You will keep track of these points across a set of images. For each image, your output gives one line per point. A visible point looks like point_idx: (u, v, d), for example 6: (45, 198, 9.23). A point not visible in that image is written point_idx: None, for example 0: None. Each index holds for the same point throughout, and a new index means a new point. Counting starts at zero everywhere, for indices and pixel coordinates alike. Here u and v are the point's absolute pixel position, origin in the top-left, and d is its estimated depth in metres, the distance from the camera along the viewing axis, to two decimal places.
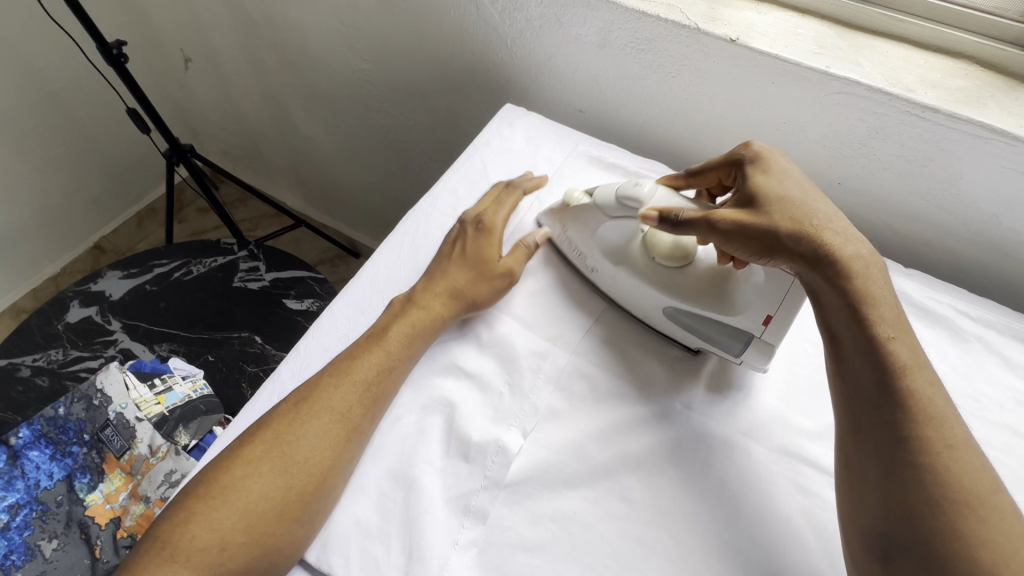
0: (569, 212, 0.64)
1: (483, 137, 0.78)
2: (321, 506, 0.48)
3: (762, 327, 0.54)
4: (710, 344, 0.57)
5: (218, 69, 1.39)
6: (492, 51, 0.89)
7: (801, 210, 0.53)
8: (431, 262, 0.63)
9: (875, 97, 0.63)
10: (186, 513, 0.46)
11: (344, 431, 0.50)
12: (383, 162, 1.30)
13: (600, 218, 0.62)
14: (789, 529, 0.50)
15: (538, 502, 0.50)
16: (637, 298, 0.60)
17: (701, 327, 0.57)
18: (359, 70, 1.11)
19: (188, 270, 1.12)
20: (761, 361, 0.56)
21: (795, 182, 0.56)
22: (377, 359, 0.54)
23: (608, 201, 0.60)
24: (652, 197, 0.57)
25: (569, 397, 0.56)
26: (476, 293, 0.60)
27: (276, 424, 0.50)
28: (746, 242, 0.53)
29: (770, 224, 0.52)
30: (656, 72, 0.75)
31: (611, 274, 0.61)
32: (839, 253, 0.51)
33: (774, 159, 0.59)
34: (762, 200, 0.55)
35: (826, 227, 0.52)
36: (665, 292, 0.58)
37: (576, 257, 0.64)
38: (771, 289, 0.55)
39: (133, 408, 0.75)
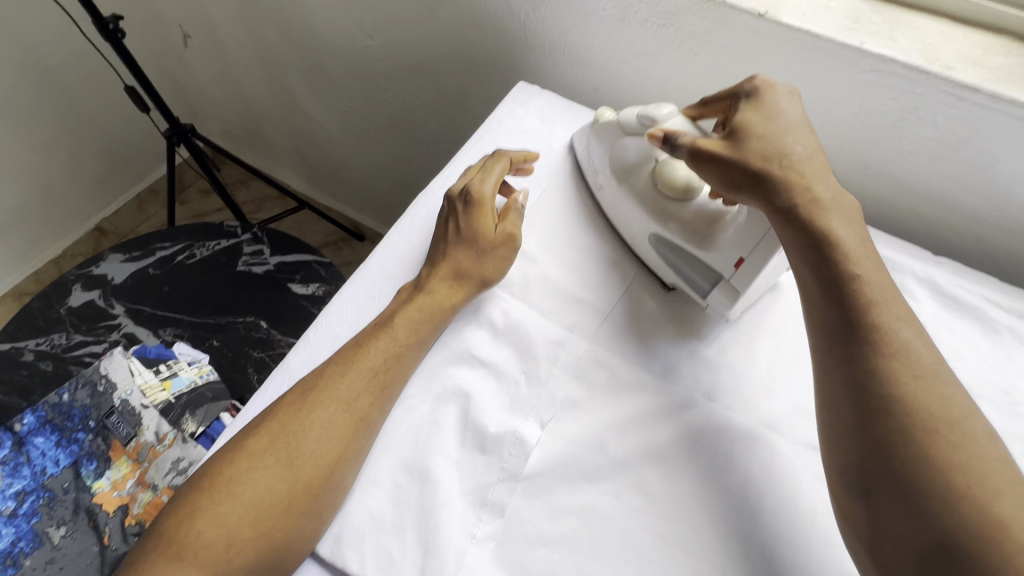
0: (596, 126, 0.66)
1: (495, 117, 0.75)
2: (330, 498, 0.47)
3: (732, 270, 0.55)
4: (683, 281, 0.58)
5: (218, 46, 1.35)
6: (504, 26, 0.85)
7: (776, 150, 0.51)
8: (432, 245, 0.61)
9: (911, 75, 0.60)
10: (193, 507, 0.45)
11: (351, 421, 0.49)
12: (388, 143, 1.27)
13: (618, 133, 0.63)
14: (816, 525, 0.48)
15: (557, 496, 0.49)
16: (630, 222, 0.61)
17: (679, 262, 0.58)
18: (364, 47, 1.07)
19: (191, 253, 1.10)
20: (724, 306, 0.56)
21: (784, 121, 0.53)
22: (384, 347, 0.52)
23: (629, 120, 0.62)
24: (667, 119, 0.57)
25: (587, 388, 0.55)
26: (487, 271, 0.58)
27: (281, 415, 0.49)
28: (716, 173, 0.53)
29: (740, 158, 0.52)
30: (677, 49, 0.72)
31: (613, 195, 0.63)
32: (798, 198, 0.49)
33: (773, 95, 0.55)
34: (743, 135, 0.52)
35: (795, 167, 0.51)
36: (654, 219, 0.59)
37: (591, 171, 0.67)
38: (749, 232, 0.54)
39: (139, 394, 0.73)
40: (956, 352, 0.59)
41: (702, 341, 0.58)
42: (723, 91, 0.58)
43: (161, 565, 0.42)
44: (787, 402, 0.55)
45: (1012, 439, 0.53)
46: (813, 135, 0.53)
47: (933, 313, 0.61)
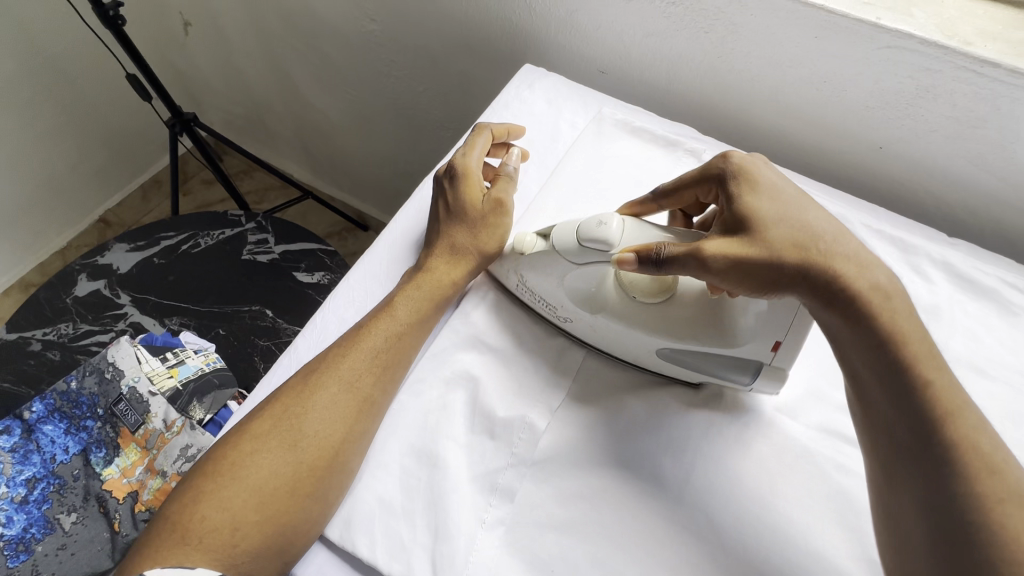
0: (524, 261, 0.54)
1: (501, 100, 0.74)
2: (335, 480, 0.46)
3: (771, 355, 0.49)
4: (714, 378, 0.52)
5: (219, 33, 1.33)
6: (510, 7, 0.83)
7: (805, 233, 0.46)
8: (430, 225, 0.60)
9: (929, 51, 0.58)
10: (198, 491, 0.45)
11: (355, 403, 0.48)
12: (391, 130, 1.26)
13: (563, 266, 0.52)
14: (829, 510, 0.48)
15: (567, 481, 0.49)
16: (626, 342, 0.53)
17: (705, 367, 0.51)
18: (366, 32, 1.06)
19: (196, 243, 1.10)
20: (773, 387, 0.51)
21: (788, 200, 0.48)
22: (387, 329, 0.52)
23: (569, 247, 0.51)
24: (622, 238, 0.49)
25: (596, 373, 0.54)
26: (484, 242, 0.57)
27: (284, 398, 0.48)
28: (745, 279, 0.46)
29: (772, 254, 0.45)
30: (686, 28, 0.70)
31: (589, 323, 0.53)
32: (854, 285, 0.44)
33: (757, 172, 0.50)
34: (755, 225, 0.47)
35: (835, 253, 0.45)
36: (658, 334, 0.51)
37: (542, 306, 0.55)
38: (777, 316, 0.49)
39: (146, 382, 0.73)
40: (971, 335, 0.58)
41: None
42: (697, 173, 0.54)
43: (167, 550, 0.42)
44: (798, 385, 0.54)
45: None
46: (821, 207, 0.49)
47: (948, 296, 0.60)
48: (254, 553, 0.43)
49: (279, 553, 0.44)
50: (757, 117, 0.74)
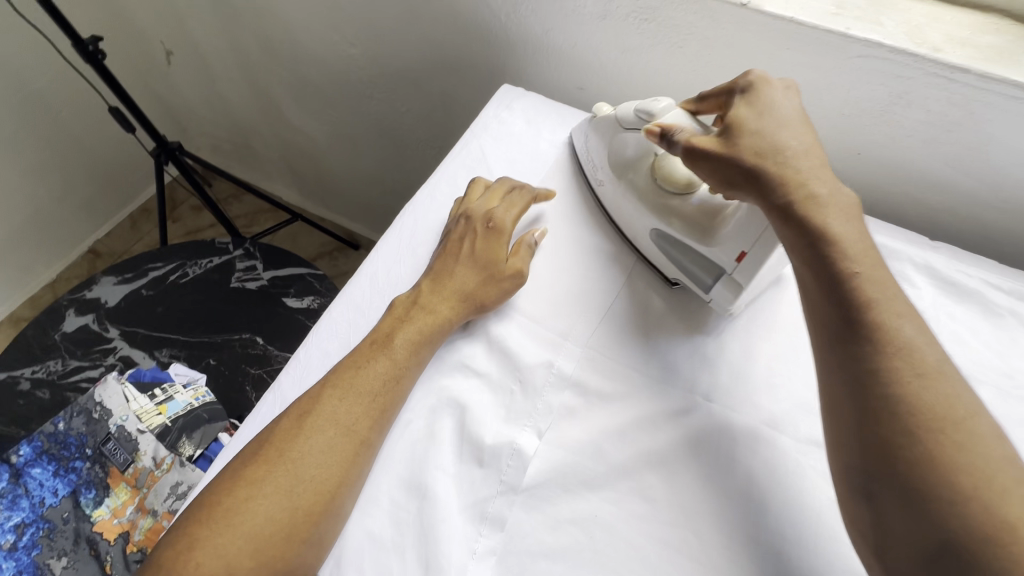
0: (595, 123, 0.65)
1: (481, 121, 0.74)
2: (331, 525, 0.45)
3: (733, 264, 0.53)
4: (685, 274, 0.58)
5: (202, 62, 1.34)
6: (486, 29, 0.84)
7: (767, 143, 0.49)
8: (437, 259, 0.60)
9: (899, 60, 0.58)
10: (190, 539, 0.43)
11: (352, 446, 0.47)
12: (376, 150, 1.26)
13: (617, 129, 0.62)
14: (821, 524, 0.47)
15: (557, 506, 0.48)
16: (631, 220, 0.61)
17: (681, 256, 0.58)
18: (346, 56, 1.06)
19: (184, 273, 1.09)
20: (726, 301, 0.56)
21: (778, 116, 0.51)
22: (381, 367, 0.51)
23: (626, 115, 0.60)
24: (665, 112, 0.57)
25: (584, 395, 0.54)
26: (483, 295, 0.56)
27: (279, 441, 0.47)
28: (714, 170, 0.51)
29: (732, 153, 0.49)
30: (660, 44, 0.71)
31: (612, 190, 0.63)
32: (796, 195, 0.47)
33: (769, 90, 0.52)
34: (735, 130, 0.50)
35: (790, 163, 0.48)
36: (654, 215, 0.58)
37: (591, 167, 0.66)
38: (750, 225, 0.52)
39: (134, 420, 0.73)
40: (957, 338, 0.58)
41: (697, 342, 0.57)
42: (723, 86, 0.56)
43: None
44: (789, 398, 0.54)
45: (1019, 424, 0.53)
46: (813, 132, 0.51)
47: (932, 299, 0.60)
48: None
49: None
50: None
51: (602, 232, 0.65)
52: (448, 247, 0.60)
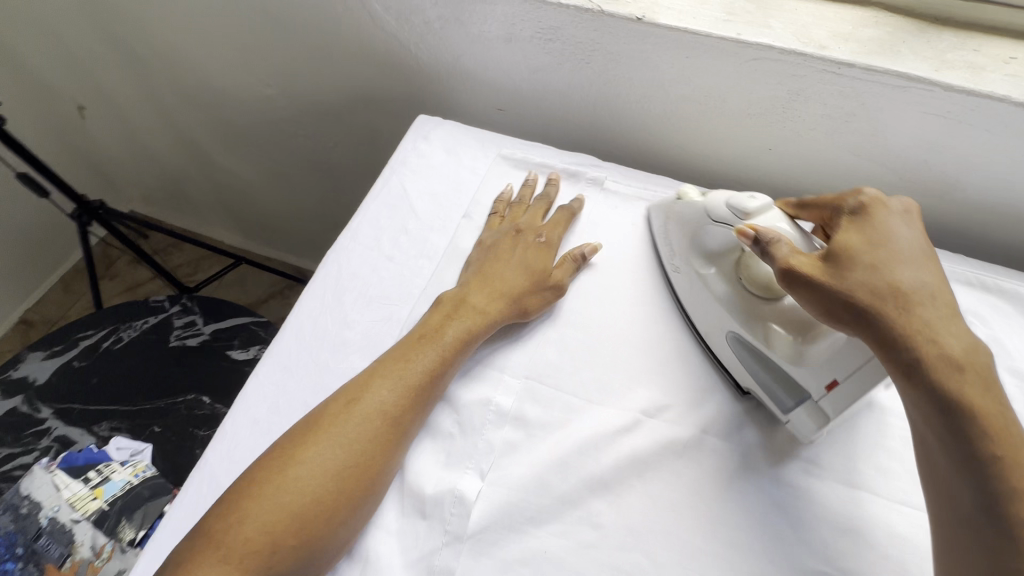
0: (677, 209, 0.61)
1: (399, 156, 0.72)
2: (367, 508, 0.47)
3: (822, 392, 0.48)
4: (762, 390, 0.53)
5: (118, 113, 1.28)
6: (398, 60, 0.83)
7: (885, 282, 0.45)
8: (489, 258, 0.61)
9: (790, 59, 0.60)
10: (238, 510, 0.44)
11: (394, 436, 0.49)
12: (311, 186, 1.23)
13: (704, 221, 0.58)
14: (765, 525, 0.49)
15: (506, 548, 0.47)
16: (706, 315, 0.57)
17: (760, 369, 0.53)
18: (264, 96, 1.04)
19: (118, 337, 1.04)
20: (806, 428, 0.50)
21: (896, 249, 0.47)
22: (427, 358, 0.52)
23: (715, 205, 0.56)
24: (758, 215, 0.53)
25: (525, 427, 0.53)
26: (530, 302, 0.58)
27: (328, 424, 0.48)
28: (815, 299, 0.47)
29: (844, 288, 0.45)
30: (568, 61, 0.71)
31: (691, 278, 0.59)
32: (925, 351, 0.42)
33: (885, 216, 0.50)
34: (849, 260, 0.47)
35: (913, 310, 0.44)
36: (733, 316, 0.54)
37: (667, 253, 0.62)
38: (849, 355, 0.47)
39: (68, 509, 0.70)
40: None
41: (635, 358, 0.57)
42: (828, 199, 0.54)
43: (204, 566, 0.42)
44: (725, 403, 0.54)
45: None
46: (936, 271, 0.47)
47: None
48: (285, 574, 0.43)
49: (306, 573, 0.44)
50: (651, 137, 0.76)
51: None
52: (497, 256, 0.61)
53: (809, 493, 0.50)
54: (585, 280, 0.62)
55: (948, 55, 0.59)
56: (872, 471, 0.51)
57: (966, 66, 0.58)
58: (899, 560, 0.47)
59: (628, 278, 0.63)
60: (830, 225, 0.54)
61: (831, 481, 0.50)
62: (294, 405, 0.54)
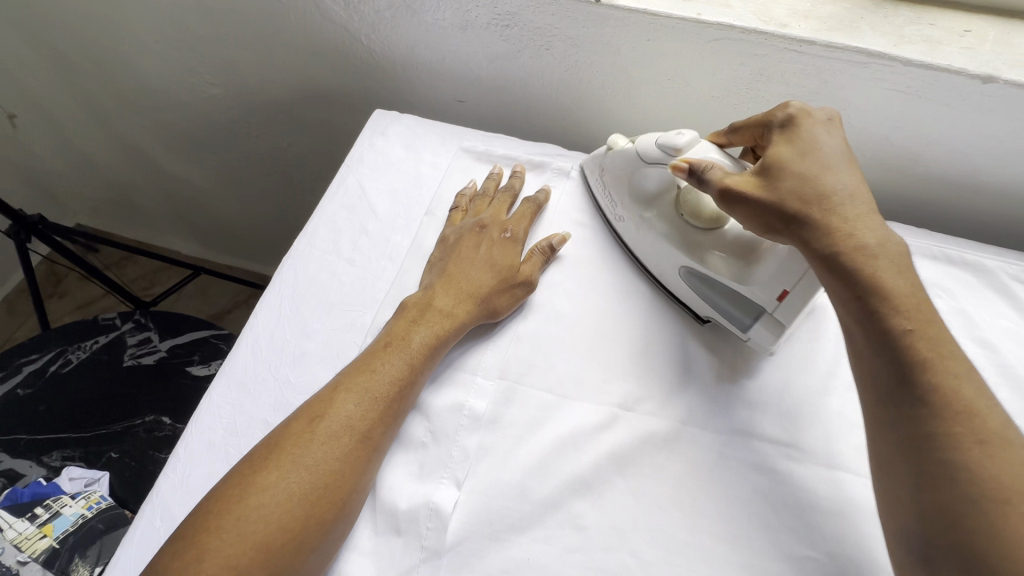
0: (609, 159, 0.62)
1: (355, 153, 0.69)
2: (338, 532, 0.44)
3: (775, 304, 0.50)
4: (720, 314, 0.55)
5: (53, 121, 1.20)
6: (350, 52, 0.80)
7: (815, 188, 0.46)
8: (449, 260, 0.58)
9: (751, 38, 0.59)
10: (195, 548, 0.40)
11: (364, 452, 0.46)
12: (269, 190, 1.18)
13: (636, 165, 0.58)
14: (750, 514, 0.48)
15: (486, 559, 0.45)
16: (654, 254, 0.58)
17: (713, 294, 0.55)
18: (209, 95, 0.98)
19: (65, 360, 0.98)
20: (768, 341, 0.52)
21: (822, 157, 0.48)
22: (393, 367, 0.50)
23: (648, 150, 0.56)
24: (690, 148, 0.53)
25: (500, 430, 0.50)
26: (499, 301, 0.55)
27: (290, 446, 0.45)
28: (750, 213, 0.48)
29: (773, 197, 0.47)
30: (526, 48, 0.69)
31: (637, 224, 0.59)
32: (847, 241, 0.44)
33: (811, 126, 0.50)
34: (778, 172, 0.48)
35: (837, 208, 0.46)
36: (682, 249, 0.55)
37: (608, 203, 0.63)
38: (792, 261, 0.49)
39: (13, 550, 0.64)
40: None
41: (612, 351, 0.56)
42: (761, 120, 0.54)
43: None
44: (705, 393, 0.53)
45: None
46: (858, 173, 0.48)
47: None
48: None
49: None
50: (618, 124, 0.74)
51: None
52: (461, 252, 0.58)
53: (792, 477, 0.49)
54: (554, 272, 0.60)
55: (905, 30, 0.59)
56: (852, 452, 0.50)
57: (923, 40, 0.58)
58: (882, 537, 0.47)
59: (600, 270, 0.61)
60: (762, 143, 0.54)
61: (812, 464, 0.50)
62: (253, 424, 0.50)
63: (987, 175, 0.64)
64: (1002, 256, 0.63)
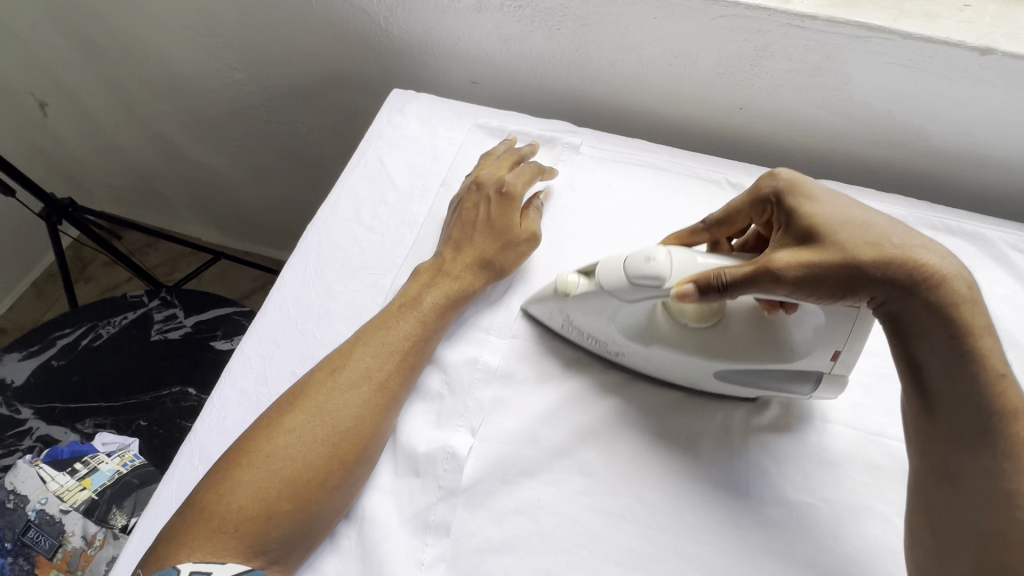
0: (570, 301, 0.53)
1: (374, 130, 0.72)
2: (359, 473, 0.47)
3: (831, 365, 0.49)
4: (775, 392, 0.51)
5: (82, 109, 1.24)
6: (368, 35, 0.83)
7: (873, 236, 0.44)
8: (454, 226, 0.61)
9: (755, 15, 0.61)
10: (230, 480, 0.44)
11: (382, 399, 0.49)
12: (287, 174, 1.21)
13: (615, 302, 0.51)
14: (751, 463, 0.50)
15: (500, 499, 0.48)
16: (680, 370, 0.52)
17: (762, 381, 0.51)
18: (232, 81, 1.02)
19: (97, 334, 1.02)
20: (831, 394, 0.51)
21: (850, 208, 0.47)
22: (408, 324, 0.53)
23: (616, 285, 0.50)
24: (672, 269, 0.47)
25: (512, 384, 0.54)
26: (504, 261, 0.59)
27: (315, 392, 0.48)
28: (823, 286, 0.44)
29: (844, 259, 0.43)
30: (538, 28, 0.72)
31: (644, 353, 0.53)
32: (932, 277, 0.42)
33: (811, 184, 0.49)
34: (824, 234, 0.45)
35: (907, 246, 0.44)
36: (715, 360, 0.50)
37: (593, 343, 0.55)
38: (837, 326, 0.47)
39: (56, 501, 0.69)
40: None
41: None
42: (747, 197, 0.53)
43: (198, 537, 0.42)
44: None
45: None
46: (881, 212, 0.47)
47: None
48: (283, 539, 0.43)
49: (304, 538, 0.45)
50: (625, 103, 0.77)
51: None
52: (463, 216, 0.61)
53: (792, 431, 0.52)
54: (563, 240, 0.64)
55: (906, 5, 0.61)
56: (848, 408, 0.53)
57: (923, 14, 0.60)
58: (876, 485, 0.49)
59: (607, 240, 0.64)
60: (762, 218, 0.53)
61: (811, 418, 0.52)
62: (282, 375, 0.54)
63: (985, 149, 0.66)
64: (1001, 227, 0.65)
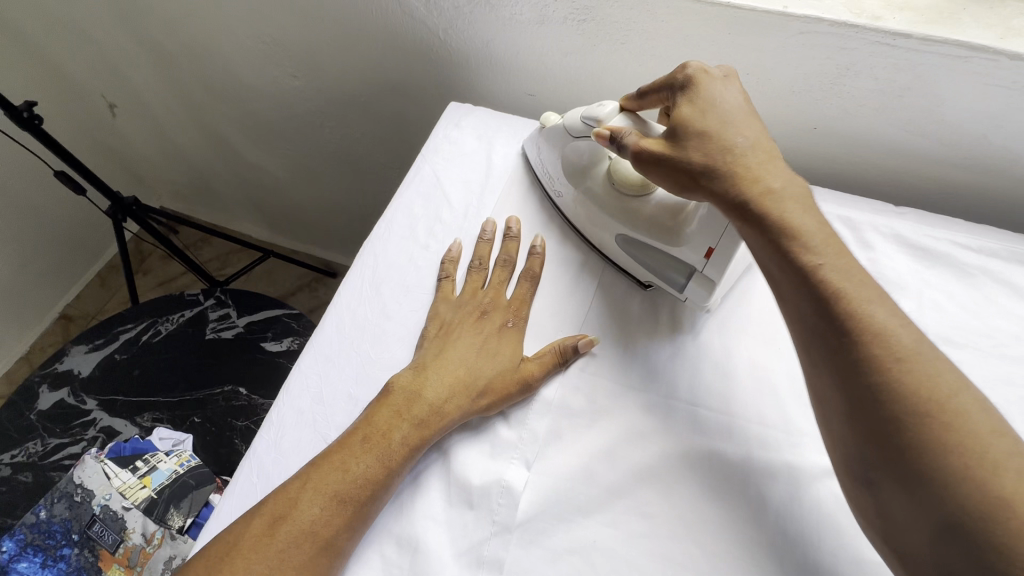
0: (543, 132, 0.64)
1: (431, 144, 0.72)
2: None
3: (703, 261, 0.53)
4: (658, 276, 0.58)
5: (148, 110, 1.29)
6: (426, 47, 0.83)
7: (717, 144, 0.49)
8: (440, 345, 0.55)
9: (841, 31, 0.57)
10: None
11: (325, 560, 0.44)
12: (336, 178, 1.23)
13: (566, 139, 0.61)
14: (825, 515, 0.47)
15: (554, 537, 0.47)
16: (594, 227, 0.61)
17: (650, 259, 0.58)
18: (290, 88, 1.04)
19: (156, 331, 1.06)
20: (704, 296, 0.55)
21: (719, 110, 0.51)
22: (367, 466, 0.47)
23: (575, 124, 0.60)
24: (613, 117, 0.57)
25: (568, 415, 0.52)
26: (497, 398, 0.51)
27: (247, 551, 0.43)
28: (665, 175, 0.51)
29: (684, 158, 0.50)
30: (601, 43, 0.69)
31: (572, 198, 0.62)
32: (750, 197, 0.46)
33: (709, 83, 0.53)
34: (684, 131, 0.50)
35: (741, 159, 0.48)
36: (618, 220, 0.58)
37: (545, 177, 0.65)
38: (713, 219, 0.52)
39: (119, 497, 0.72)
40: (934, 304, 0.58)
41: (681, 346, 0.56)
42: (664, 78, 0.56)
43: None
44: (776, 392, 0.53)
45: (1004, 384, 0.53)
46: (757, 125, 0.51)
47: (910, 270, 0.60)
48: None
49: None
50: None
51: (574, 250, 0.63)
52: (453, 339, 0.55)
53: None
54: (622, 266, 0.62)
55: (1014, 22, 0.56)
56: None
57: None
58: None
59: None
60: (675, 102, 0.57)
61: None
62: (339, 396, 0.54)
63: None
64: None
